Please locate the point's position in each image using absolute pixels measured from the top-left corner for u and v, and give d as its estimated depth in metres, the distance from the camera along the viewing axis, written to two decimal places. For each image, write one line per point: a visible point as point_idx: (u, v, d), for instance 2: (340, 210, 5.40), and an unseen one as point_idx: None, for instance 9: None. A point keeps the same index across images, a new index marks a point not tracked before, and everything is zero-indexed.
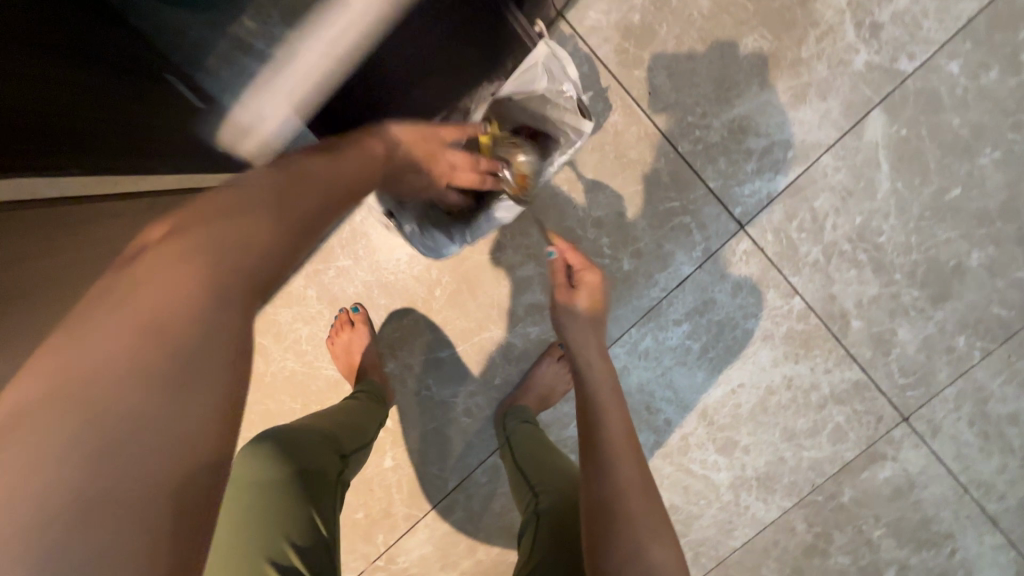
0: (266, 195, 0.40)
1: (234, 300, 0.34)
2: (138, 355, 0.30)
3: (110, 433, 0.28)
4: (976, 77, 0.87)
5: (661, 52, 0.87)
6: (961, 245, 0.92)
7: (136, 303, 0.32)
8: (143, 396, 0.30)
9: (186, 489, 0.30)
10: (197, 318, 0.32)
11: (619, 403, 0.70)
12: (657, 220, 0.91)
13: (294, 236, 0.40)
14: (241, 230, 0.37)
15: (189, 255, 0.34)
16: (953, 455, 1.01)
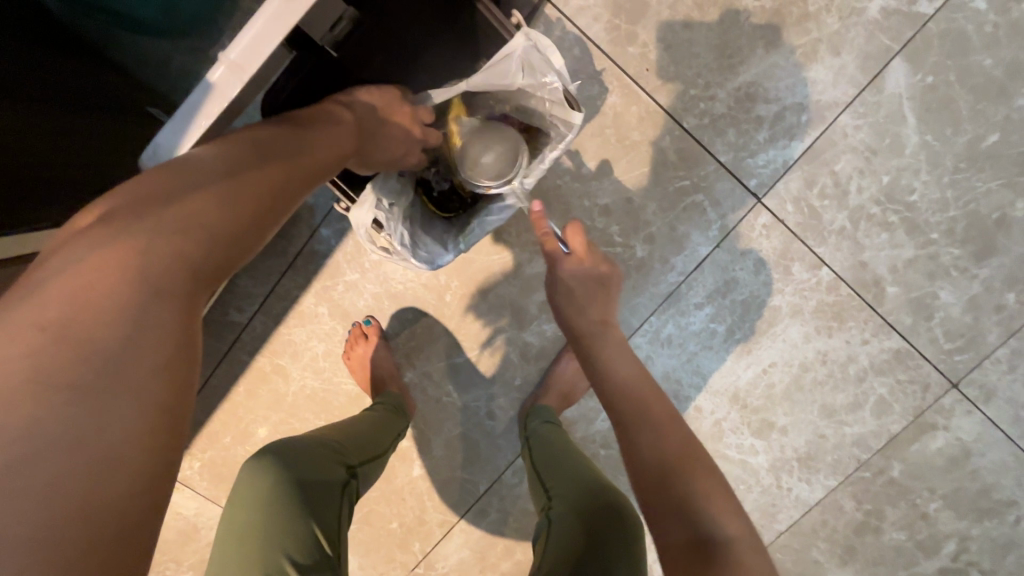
0: (206, 190, 0.39)
1: (157, 305, 0.34)
2: (56, 361, 0.30)
3: (21, 441, 0.29)
4: (1007, 11, 0.79)
5: (655, 26, 0.82)
6: (1003, 195, 0.85)
7: (56, 306, 0.32)
8: (56, 401, 0.30)
9: (93, 508, 0.30)
10: (115, 322, 0.32)
11: (640, 370, 0.68)
12: (668, 202, 0.87)
13: (231, 235, 0.39)
14: (169, 239, 0.36)
15: (111, 256, 0.34)
16: (1010, 419, 0.94)
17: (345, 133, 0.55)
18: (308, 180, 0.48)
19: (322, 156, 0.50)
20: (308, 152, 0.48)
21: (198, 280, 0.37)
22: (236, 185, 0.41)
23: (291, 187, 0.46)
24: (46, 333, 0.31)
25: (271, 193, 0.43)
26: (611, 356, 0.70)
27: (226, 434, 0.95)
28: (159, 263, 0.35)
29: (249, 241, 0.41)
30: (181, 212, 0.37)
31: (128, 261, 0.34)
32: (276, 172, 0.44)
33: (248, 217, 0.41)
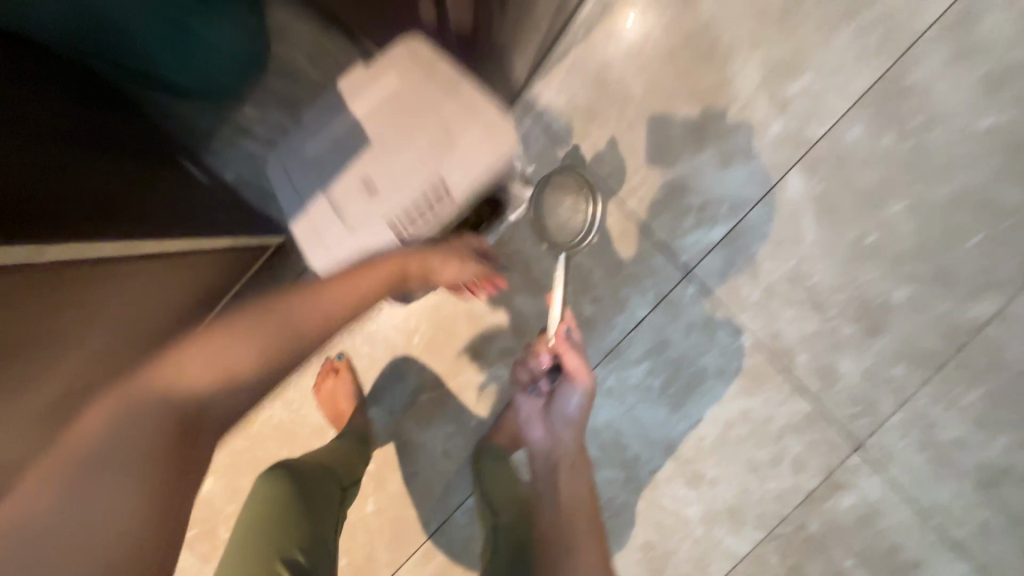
0: (239, 339, 0.59)
1: (168, 421, 0.55)
2: (107, 441, 0.52)
3: (72, 482, 0.51)
4: (877, 138, 0.99)
5: (605, 127, 1.01)
6: (885, 283, 1.02)
7: (125, 405, 0.54)
8: (97, 467, 0.52)
9: (87, 544, 0.50)
10: (143, 425, 0.54)
11: (589, 500, 0.74)
12: (612, 269, 1.02)
13: (242, 375, 0.58)
14: (216, 358, 0.58)
15: (164, 380, 0.56)
16: (909, 481, 1.06)
17: (382, 275, 0.72)
18: (331, 309, 0.65)
19: (353, 300, 0.68)
20: (338, 299, 0.66)
21: (225, 390, 0.58)
22: (264, 326, 0.60)
23: (317, 324, 0.64)
24: (112, 421, 0.53)
25: (294, 330, 0.62)
26: (568, 475, 0.76)
27: None
28: (183, 391, 0.56)
29: (271, 366, 0.61)
30: (216, 356, 0.58)
31: (167, 386, 0.55)
32: (292, 322, 0.62)
33: (266, 346, 0.60)
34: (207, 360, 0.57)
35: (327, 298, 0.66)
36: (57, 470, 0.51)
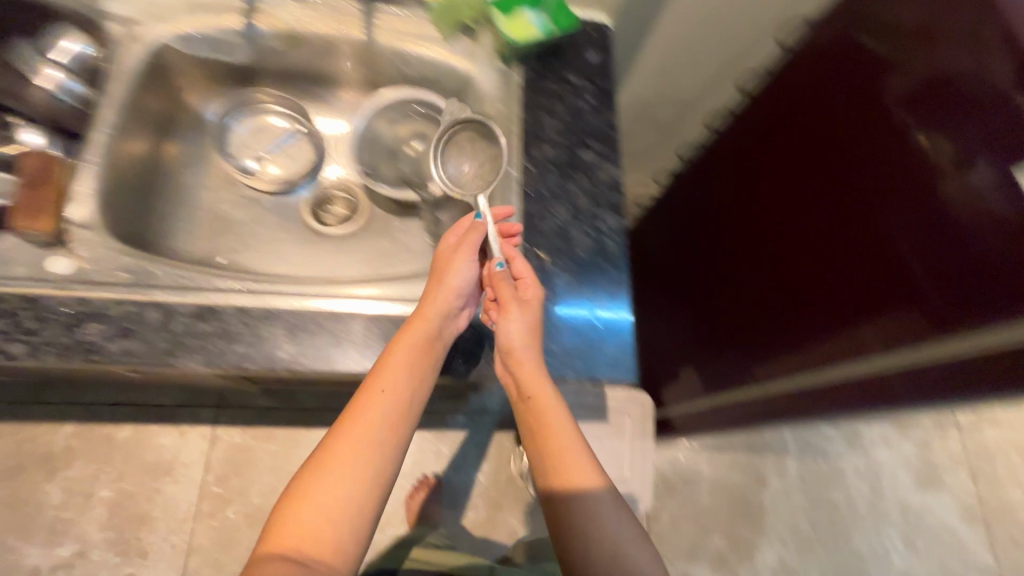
0: (402, 383, 0.54)
1: (383, 454, 0.52)
2: (336, 481, 0.50)
3: (326, 511, 0.49)
4: None
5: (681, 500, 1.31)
6: None
7: (351, 454, 0.51)
8: (342, 496, 0.50)
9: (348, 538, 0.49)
10: (373, 456, 0.51)
11: (565, 448, 0.59)
12: None
13: (402, 417, 0.54)
14: (347, 474, 0.50)
15: (366, 437, 0.52)
16: None
17: (407, 346, 0.55)
18: (415, 387, 0.55)
19: (404, 382, 0.54)
20: (399, 386, 0.54)
21: (370, 502, 0.50)
22: (364, 430, 0.52)
23: (411, 398, 0.55)
24: (332, 463, 0.50)
25: (392, 423, 0.53)
26: (553, 434, 0.59)
27: (274, 441, 1.20)
28: (378, 430, 0.52)
29: (395, 450, 0.53)
30: (383, 393, 0.54)
31: (373, 429, 0.52)
32: (382, 421, 0.53)
33: (380, 441, 0.52)
34: (345, 484, 0.50)
35: (393, 362, 0.54)
36: (306, 523, 0.48)
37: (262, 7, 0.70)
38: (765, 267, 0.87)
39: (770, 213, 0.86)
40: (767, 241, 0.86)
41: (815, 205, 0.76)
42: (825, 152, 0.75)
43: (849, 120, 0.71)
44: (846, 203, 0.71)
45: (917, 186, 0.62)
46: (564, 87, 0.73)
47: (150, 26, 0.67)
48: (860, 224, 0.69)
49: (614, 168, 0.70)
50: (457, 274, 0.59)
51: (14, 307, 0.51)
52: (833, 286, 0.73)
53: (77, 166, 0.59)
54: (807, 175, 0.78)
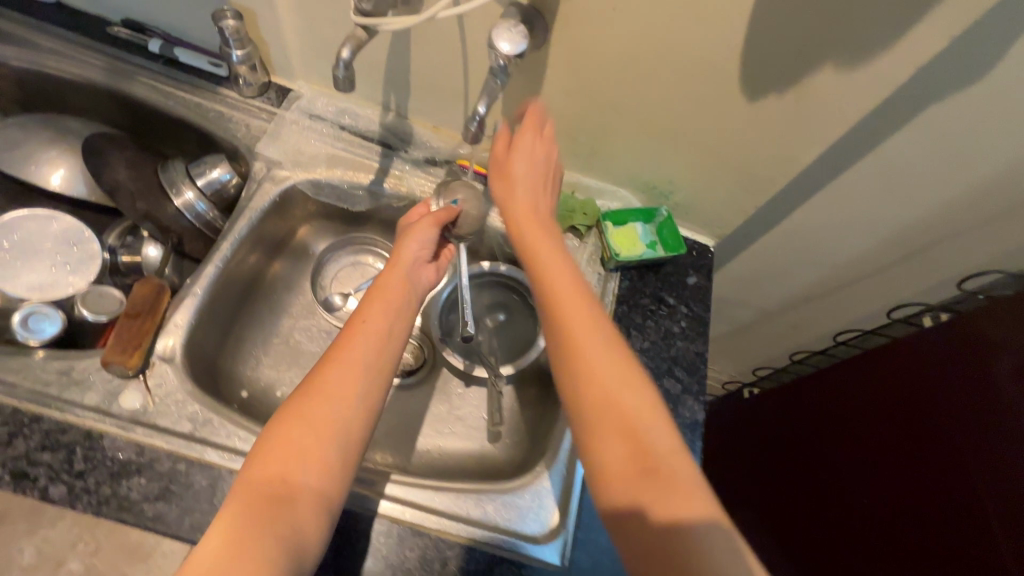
0: (382, 324, 0.56)
1: (363, 386, 0.51)
2: (312, 425, 0.47)
3: (293, 466, 0.45)
4: None
5: None
6: None
7: (321, 396, 0.49)
8: (313, 440, 0.47)
9: (314, 495, 0.45)
10: (351, 394, 0.50)
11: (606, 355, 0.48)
12: None
13: (385, 361, 0.54)
14: (329, 398, 0.49)
15: (347, 368, 0.51)
16: None
17: (385, 292, 0.58)
18: (396, 324, 0.57)
19: (383, 324, 0.56)
20: (383, 321, 0.56)
21: (354, 431, 0.49)
22: (350, 355, 0.52)
23: (394, 330, 0.56)
24: (300, 409, 0.48)
25: (377, 354, 0.54)
26: (590, 340, 0.49)
27: None
28: (360, 372, 0.51)
29: (382, 384, 0.53)
30: (371, 326, 0.55)
31: (352, 363, 0.52)
32: (368, 352, 0.53)
33: (365, 371, 0.52)
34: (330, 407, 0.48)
35: (393, 306, 0.58)
36: (278, 470, 0.45)
37: (393, 170, 0.74)
38: (822, 523, 0.78)
39: (828, 469, 0.79)
40: (827, 500, 0.78)
41: (880, 480, 0.70)
42: (888, 423, 0.71)
43: (915, 399, 0.68)
44: (908, 463, 0.66)
45: (981, 473, 0.58)
46: (659, 307, 0.72)
47: (289, 170, 0.71)
48: (925, 505, 0.63)
49: (698, 407, 0.67)
50: (414, 242, 0.63)
51: (72, 442, 0.49)
52: (890, 554, 0.66)
53: (180, 299, 0.59)
54: (877, 430, 0.72)
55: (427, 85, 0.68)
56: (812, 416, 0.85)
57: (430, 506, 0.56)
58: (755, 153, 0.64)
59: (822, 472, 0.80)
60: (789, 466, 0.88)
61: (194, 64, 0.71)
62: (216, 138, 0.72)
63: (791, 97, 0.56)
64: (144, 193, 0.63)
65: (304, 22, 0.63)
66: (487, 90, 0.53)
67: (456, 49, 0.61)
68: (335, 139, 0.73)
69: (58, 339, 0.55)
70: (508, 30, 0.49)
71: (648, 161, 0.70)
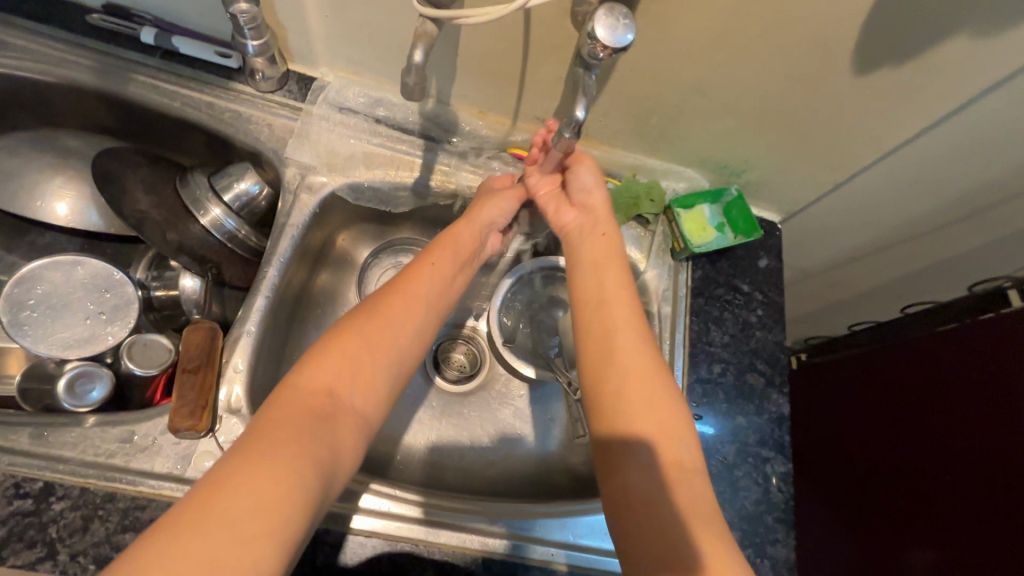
0: (449, 272, 0.54)
1: (421, 324, 0.50)
2: (373, 353, 0.45)
3: (349, 385, 0.43)
4: None
5: None
6: None
7: (384, 326, 0.47)
8: (374, 361, 0.45)
9: (361, 418, 0.42)
10: (411, 328, 0.48)
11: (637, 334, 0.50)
12: None
13: (442, 305, 0.53)
14: (392, 329, 0.47)
15: (410, 303, 0.50)
16: None
17: (454, 243, 0.56)
18: (456, 276, 0.55)
19: (451, 271, 0.54)
20: (447, 267, 0.54)
21: (402, 371, 0.47)
22: (413, 293, 0.50)
23: (452, 281, 0.55)
24: (359, 327, 0.46)
25: (438, 296, 0.52)
26: (615, 349, 0.49)
27: None
28: (421, 309, 0.50)
29: (432, 328, 0.51)
30: (439, 270, 0.54)
31: (416, 295, 0.50)
32: (426, 288, 0.51)
33: (423, 309, 0.50)
34: (390, 337, 0.46)
35: (460, 251, 0.57)
36: (331, 381, 0.42)
37: (439, 165, 0.66)
38: (893, 493, 0.79)
39: (894, 442, 0.81)
40: (893, 470, 0.80)
41: (944, 440, 0.73)
42: (952, 391, 0.73)
43: (972, 358, 0.71)
44: (970, 437, 0.69)
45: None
46: (734, 296, 0.68)
47: (325, 175, 0.63)
48: (988, 453, 0.66)
49: (783, 401, 0.64)
50: (493, 207, 0.60)
51: (155, 517, 0.45)
52: (963, 502, 0.68)
53: (235, 337, 0.54)
54: (948, 407, 0.74)
55: (476, 68, 0.59)
56: (876, 388, 0.87)
57: (401, 515, 0.54)
58: (848, 128, 0.58)
59: (888, 447, 0.82)
60: (851, 435, 0.89)
61: (196, 54, 0.60)
62: (233, 143, 0.62)
63: (908, 70, 0.50)
64: (172, 222, 0.56)
65: (330, 3, 0.53)
66: (582, 90, 0.45)
67: (517, 30, 0.52)
68: (370, 134, 0.65)
69: (111, 401, 0.51)
70: (609, 16, 0.40)
71: (724, 141, 0.64)
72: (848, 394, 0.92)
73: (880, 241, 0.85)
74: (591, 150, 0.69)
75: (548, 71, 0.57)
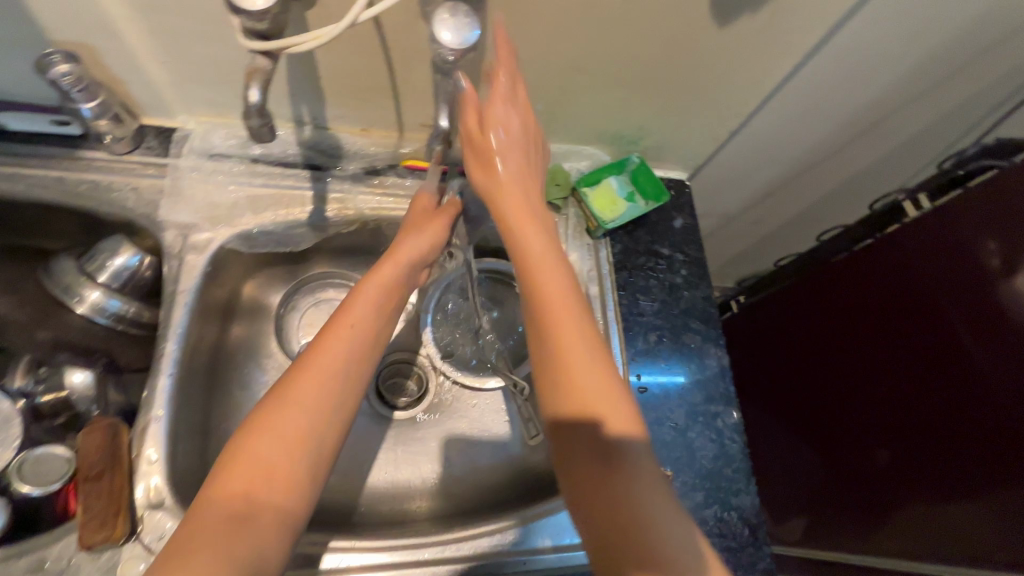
0: (372, 324, 0.51)
1: (348, 389, 0.47)
2: (293, 436, 0.43)
3: (263, 479, 0.41)
4: None
5: None
6: None
7: (304, 404, 0.44)
8: (294, 447, 0.42)
9: (285, 514, 0.41)
10: (334, 398, 0.46)
11: (591, 347, 0.43)
12: None
13: (367, 365, 0.50)
14: (308, 408, 0.44)
15: (332, 368, 0.47)
16: None
17: (372, 291, 0.52)
18: (379, 326, 0.51)
19: (371, 323, 0.51)
20: (367, 320, 0.50)
21: (323, 450, 0.44)
22: (327, 358, 0.47)
23: (376, 336, 0.51)
24: (275, 409, 0.44)
25: (361, 355, 0.49)
26: (570, 327, 0.43)
27: None
28: (343, 371, 0.47)
29: (356, 393, 0.48)
30: (358, 326, 0.50)
31: (339, 357, 0.47)
32: (351, 345, 0.48)
33: (349, 372, 0.48)
34: (307, 419, 0.44)
35: (377, 295, 0.52)
36: (251, 479, 0.41)
37: (332, 193, 0.63)
38: (857, 419, 0.83)
39: (850, 374, 0.84)
40: (856, 400, 0.83)
41: (888, 357, 0.77)
42: (880, 309, 0.78)
43: (899, 278, 0.75)
44: (919, 349, 0.73)
45: (968, 313, 0.67)
46: (656, 262, 0.69)
47: (210, 231, 0.58)
48: (939, 369, 0.70)
49: (722, 352, 0.65)
50: (418, 243, 0.55)
51: None
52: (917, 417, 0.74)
53: (142, 427, 0.50)
54: (885, 326, 0.78)
55: (342, 87, 0.56)
56: (809, 326, 0.91)
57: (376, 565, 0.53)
58: (727, 77, 0.59)
59: (834, 375, 0.87)
60: (799, 368, 0.94)
61: (32, 128, 0.55)
62: (98, 217, 0.57)
63: (766, 14, 0.51)
64: (41, 318, 0.53)
65: (163, 45, 0.49)
66: (443, 93, 0.43)
67: (373, 40, 0.50)
68: (250, 176, 0.61)
69: (15, 530, 0.46)
70: (451, 18, 0.39)
71: (613, 113, 0.63)
72: (785, 329, 0.96)
73: (787, 175, 0.88)
74: None
75: (419, 76, 0.54)
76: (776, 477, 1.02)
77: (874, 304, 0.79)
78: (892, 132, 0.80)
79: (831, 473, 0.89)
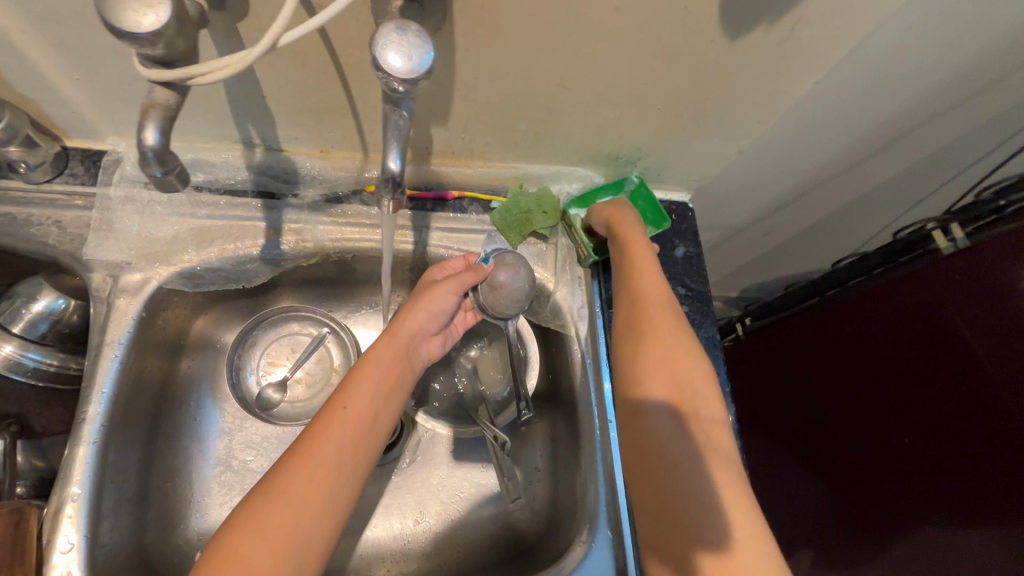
0: (370, 404, 0.45)
1: (344, 478, 0.42)
2: (278, 534, 0.37)
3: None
4: None
5: None
6: None
7: (296, 494, 0.39)
8: (278, 548, 0.37)
9: None
10: (328, 490, 0.40)
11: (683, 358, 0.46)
12: None
13: (367, 448, 0.44)
14: (296, 501, 0.39)
15: (328, 453, 0.41)
16: None
17: (371, 370, 0.46)
18: (382, 406, 0.46)
19: (370, 405, 0.45)
20: (363, 400, 0.45)
21: (311, 554, 0.39)
22: (320, 446, 0.41)
23: (376, 418, 0.45)
24: (269, 493, 0.39)
25: (357, 441, 0.43)
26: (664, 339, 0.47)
27: None
28: (339, 458, 0.42)
29: (354, 485, 0.42)
30: (355, 406, 0.44)
31: (336, 439, 0.42)
32: (349, 426, 0.43)
33: (344, 460, 0.42)
34: (294, 515, 0.38)
35: (379, 369, 0.47)
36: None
37: (289, 224, 0.55)
38: (869, 463, 0.77)
39: (863, 421, 0.77)
40: (870, 447, 0.76)
41: (904, 400, 0.70)
42: (899, 346, 0.70)
43: (921, 315, 0.67)
44: (942, 397, 0.65)
45: (1002, 364, 0.59)
46: None
47: (144, 269, 0.51)
48: (965, 416, 0.63)
49: (727, 402, 0.58)
50: (422, 313, 0.50)
51: None
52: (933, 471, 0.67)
53: (56, 507, 0.43)
54: (904, 366, 0.70)
55: (293, 107, 0.48)
56: (820, 355, 0.83)
57: None
58: (738, 95, 0.51)
59: (845, 411, 0.80)
60: (808, 399, 0.87)
61: None
62: (16, 254, 0.50)
63: (785, 25, 0.43)
64: None
65: (72, 61, 0.41)
66: (393, 131, 0.35)
67: (321, 55, 0.42)
68: (193, 206, 0.54)
69: None
70: (400, 37, 0.31)
71: (607, 132, 0.56)
72: (794, 357, 0.89)
73: (799, 191, 0.80)
74: (462, 170, 0.59)
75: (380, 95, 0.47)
76: (780, 508, 0.96)
77: (892, 341, 0.71)
78: (917, 147, 0.72)
79: (839, 513, 0.83)
